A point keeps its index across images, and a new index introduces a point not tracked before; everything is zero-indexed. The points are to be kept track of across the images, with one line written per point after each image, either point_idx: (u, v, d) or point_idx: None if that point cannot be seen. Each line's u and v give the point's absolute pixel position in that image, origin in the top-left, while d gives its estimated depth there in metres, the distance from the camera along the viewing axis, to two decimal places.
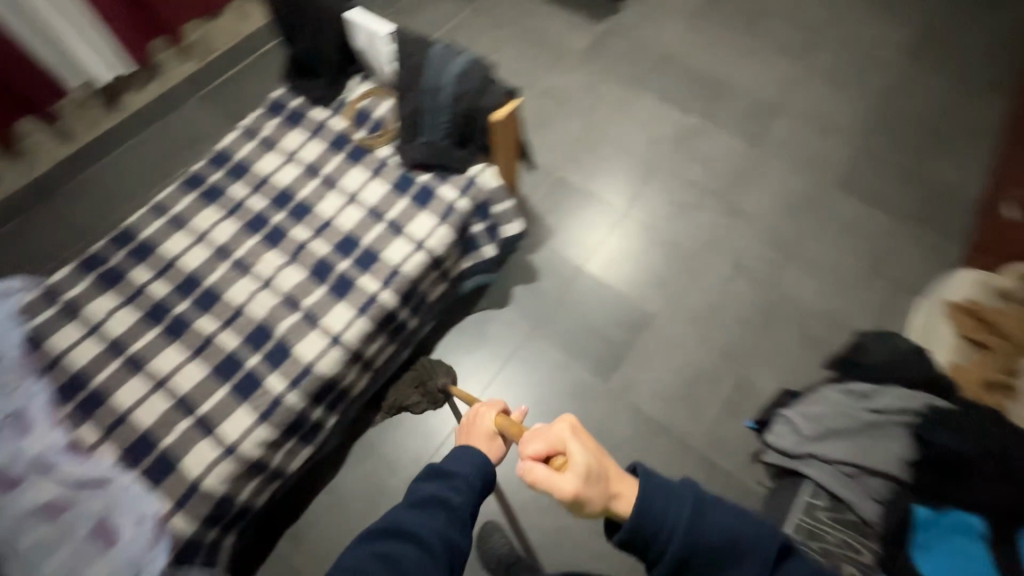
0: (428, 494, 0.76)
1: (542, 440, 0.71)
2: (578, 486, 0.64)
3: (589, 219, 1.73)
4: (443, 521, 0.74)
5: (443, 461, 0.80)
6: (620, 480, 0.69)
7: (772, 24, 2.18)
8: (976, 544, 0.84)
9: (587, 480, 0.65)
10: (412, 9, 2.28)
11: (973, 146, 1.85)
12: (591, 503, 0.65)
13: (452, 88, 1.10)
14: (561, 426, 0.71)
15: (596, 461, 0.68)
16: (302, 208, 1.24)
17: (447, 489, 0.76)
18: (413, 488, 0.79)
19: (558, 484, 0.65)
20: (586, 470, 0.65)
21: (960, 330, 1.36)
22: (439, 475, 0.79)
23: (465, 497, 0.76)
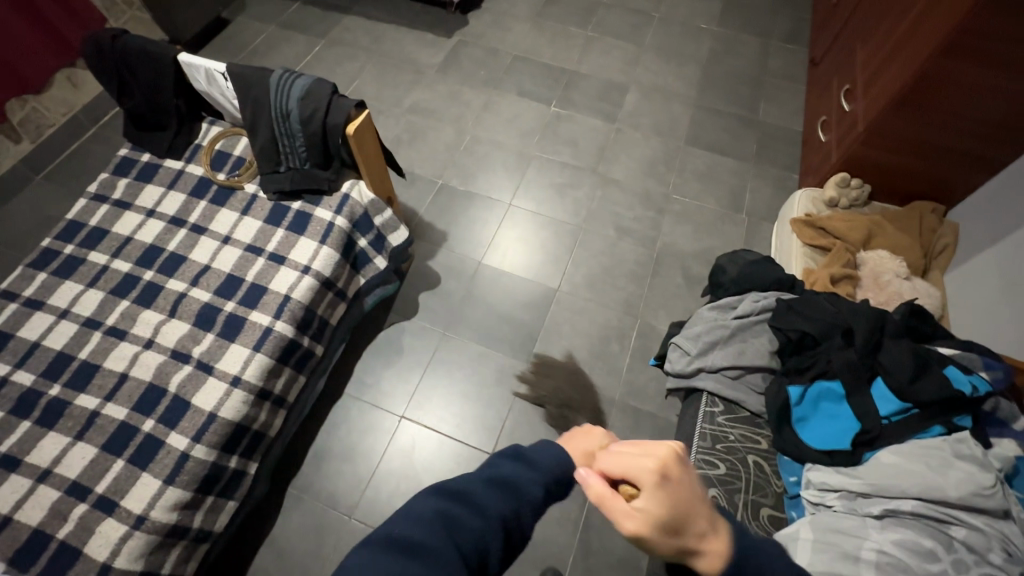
0: (506, 473, 0.59)
1: (620, 460, 0.55)
2: (639, 529, 0.50)
3: (479, 216, 1.80)
4: (513, 509, 0.57)
5: (533, 445, 0.63)
6: (711, 537, 0.53)
7: (603, 14, 2.41)
8: (842, 405, 0.98)
9: (655, 529, 0.51)
10: (261, 51, 2.26)
11: (786, 89, 2.15)
12: (655, 549, 0.51)
13: (299, 111, 1.11)
14: (649, 457, 0.53)
15: (680, 509, 0.52)
16: (174, 260, 1.19)
17: (526, 476, 0.60)
18: (492, 462, 0.62)
19: (619, 517, 0.51)
20: (659, 516, 0.51)
21: (806, 241, 1.58)
22: (520, 459, 0.62)
23: (541, 488, 0.59)
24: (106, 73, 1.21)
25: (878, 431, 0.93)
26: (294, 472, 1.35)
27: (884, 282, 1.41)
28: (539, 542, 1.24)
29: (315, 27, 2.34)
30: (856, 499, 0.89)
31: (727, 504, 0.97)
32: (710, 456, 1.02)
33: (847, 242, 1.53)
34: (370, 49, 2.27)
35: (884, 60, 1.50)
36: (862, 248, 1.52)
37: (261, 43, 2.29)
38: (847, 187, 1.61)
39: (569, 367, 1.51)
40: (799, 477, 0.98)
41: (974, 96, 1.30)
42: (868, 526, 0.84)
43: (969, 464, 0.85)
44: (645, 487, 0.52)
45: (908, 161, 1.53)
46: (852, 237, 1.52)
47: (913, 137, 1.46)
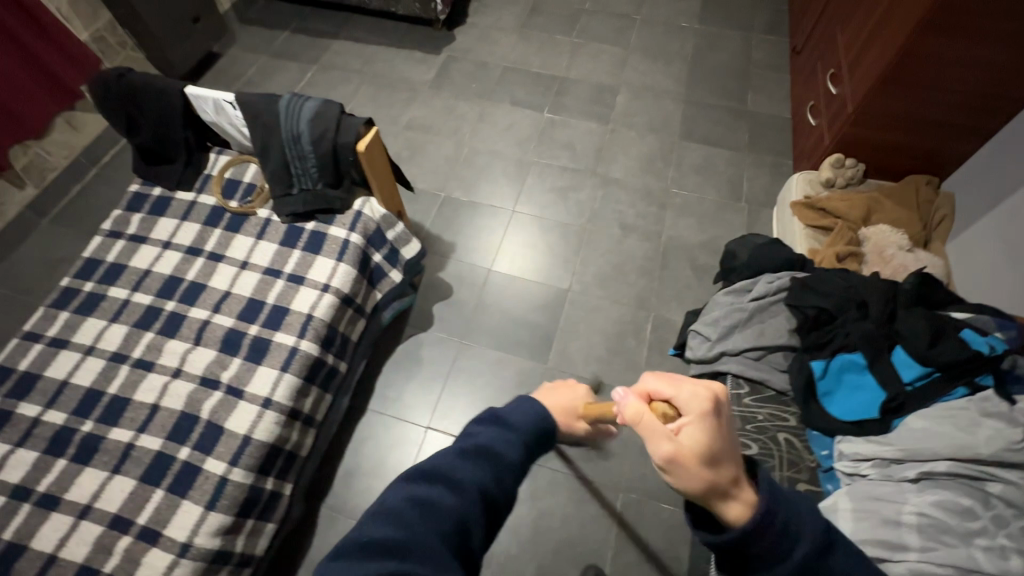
0: (480, 441, 0.63)
1: (668, 386, 0.58)
2: (675, 455, 0.53)
3: (484, 225, 1.83)
4: (492, 473, 0.60)
5: (506, 407, 0.67)
6: (737, 484, 0.55)
7: (587, 21, 2.46)
8: (865, 375, 1.00)
9: (690, 459, 0.53)
10: (255, 81, 2.30)
11: (771, 79, 2.21)
12: (684, 481, 0.53)
13: (310, 133, 1.13)
14: (699, 390, 0.56)
15: (717, 446, 0.54)
16: (194, 289, 1.21)
17: (502, 440, 0.64)
18: (468, 432, 0.66)
19: (655, 438, 0.54)
20: (697, 447, 0.53)
21: (807, 223, 1.62)
22: (495, 424, 0.66)
23: (517, 452, 0.63)
24: (115, 111, 1.22)
25: (903, 398, 0.95)
26: (326, 491, 1.35)
27: (888, 256, 1.44)
28: (577, 540, 1.25)
29: (307, 54, 2.38)
30: (890, 466, 0.91)
31: None
32: (742, 437, 1.03)
33: (848, 220, 1.56)
34: (362, 71, 2.31)
35: (866, 43, 1.55)
36: (864, 225, 1.55)
37: (254, 73, 2.32)
38: (842, 166, 1.64)
39: (588, 365, 1.53)
40: (831, 451, 0.99)
41: (956, 70, 1.36)
42: (906, 490, 0.87)
43: (997, 421, 0.87)
44: (690, 415, 0.55)
45: (900, 138, 1.57)
46: (852, 215, 1.56)
47: (901, 115, 1.51)
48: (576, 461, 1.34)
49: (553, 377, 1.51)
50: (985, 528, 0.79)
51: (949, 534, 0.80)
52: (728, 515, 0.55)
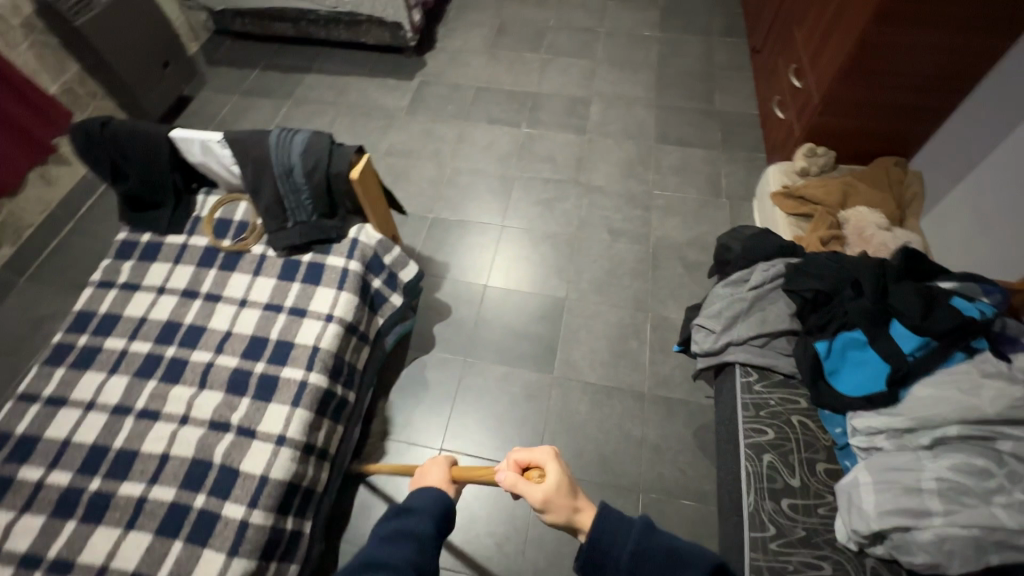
0: (393, 529, 0.74)
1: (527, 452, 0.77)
2: (543, 496, 0.71)
3: (475, 242, 1.84)
4: (414, 552, 0.71)
5: (407, 499, 0.79)
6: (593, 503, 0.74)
7: (553, 37, 2.54)
8: (866, 350, 1.03)
9: (555, 494, 0.71)
10: (229, 121, 2.29)
11: (735, 79, 2.30)
12: (557, 514, 0.71)
13: (303, 165, 1.13)
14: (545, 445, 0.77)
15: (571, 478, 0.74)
16: (194, 332, 1.19)
17: (412, 521, 0.75)
18: (378, 527, 0.75)
19: (529, 491, 0.72)
20: (557, 484, 0.72)
21: (787, 212, 1.68)
22: (403, 511, 0.77)
23: (428, 523, 0.76)
24: (98, 160, 1.21)
25: (906, 369, 0.98)
26: (344, 526, 1.32)
27: (868, 236, 1.51)
28: None
29: (280, 89, 2.39)
30: (903, 436, 0.94)
31: (783, 466, 1.01)
32: (756, 424, 1.06)
33: (826, 206, 1.63)
34: (337, 102, 2.33)
35: (823, 38, 1.64)
36: (842, 209, 1.62)
37: (228, 113, 2.32)
38: (814, 155, 1.71)
39: (593, 370, 1.54)
40: (844, 428, 1.02)
41: (911, 56, 1.44)
42: (922, 457, 0.89)
43: (998, 380, 0.91)
44: (547, 465, 0.74)
45: (865, 124, 1.65)
46: (829, 200, 1.62)
47: (864, 101, 1.59)
48: (592, 468, 1.38)
49: (560, 386, 1.52)
50: (1001, 486, 0.83)
51: (968, 495, 0.83)
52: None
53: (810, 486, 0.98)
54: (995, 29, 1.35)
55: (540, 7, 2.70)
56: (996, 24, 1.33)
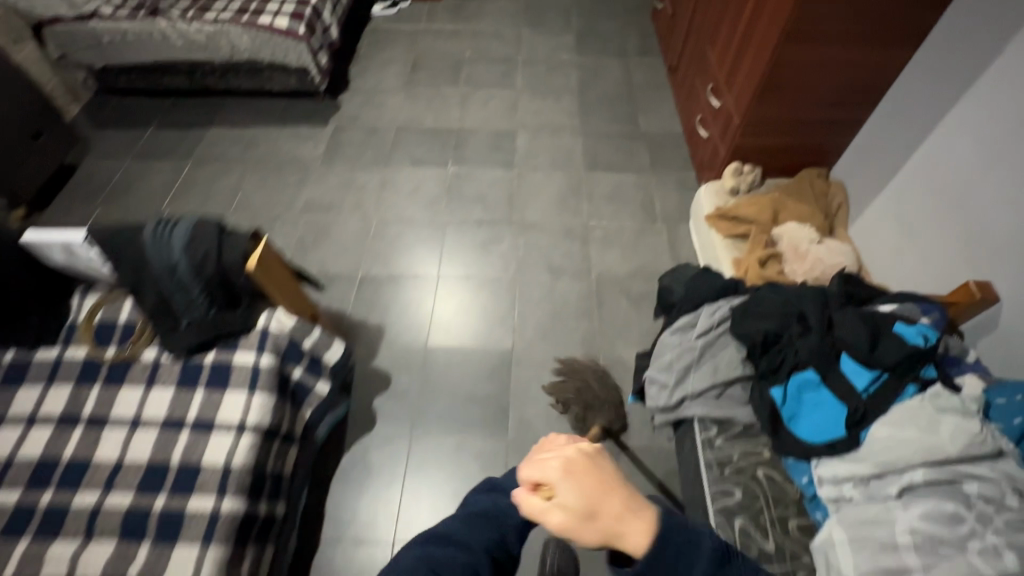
0: (485, 505, 0.86)
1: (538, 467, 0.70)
2: (561, 523, 0.64)
3: (411, 298, 1.72)
4: (496, 533, 0.82)
5: (501, 479, 0.92)
6: (629, 518, 0.65)
7: (471, 70, 2.50)
8: (822, 391, 0.99)
9: (573, 519, 0.64)
10: (123, 188, 2.07)
11: (655, 101, 2.33)
12: (584, 541, 0.64)
13: (187, 261, 0.97)
14: (552, 461, 0.68)
15: (590, 499, 0.65)
16: (76, 469, 1.00)
17: (501, 502, 0.87)
18: (472, 500, 0.89)
19: (545, 519, 0.66)
20: (572, 509, 0.64)
21: (723, 233, 1.66)
22: (493, 490, 0.91)
23: (514, 510, 0.86)
24: None
25: (863, 409, 0.95)
26: None
27: (803, 251, 1.53)
28: None
29: (178, 148, 2.18)
30: (871, 484, 0.89)
31: (756, 530, 0.94)
32: (722, 485, 0.99)
33: (759, 224, 1.63)
34: (245, 157, 2.15)
35: (736, 57, 1.64)
36: (774, 226, 1.63)
37: (121, 179, 2.10)
38: (741, 174, 1.71)
39: (550, 427, 1.45)
40: (810, 476, 0.96)
41: (821, 71, 1.46)
42: (892, 508, 0.85)
43: (953, 415, 0.88)
44: (558, 485, 0.66)
45: (784, 140, 1.67)
46: (762, 218, 1.63)
47: (783, 116, 1.59)
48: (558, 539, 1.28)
49: (518, 450, 1.42)
50: (973, 531, 0.79)
51: (943, 546, 0.79)
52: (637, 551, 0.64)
53: (785, 548, 0.93)
54: (894, 41, 1.39)
55: (453, 39, 2.65)
56: (895, 36, 1.37)
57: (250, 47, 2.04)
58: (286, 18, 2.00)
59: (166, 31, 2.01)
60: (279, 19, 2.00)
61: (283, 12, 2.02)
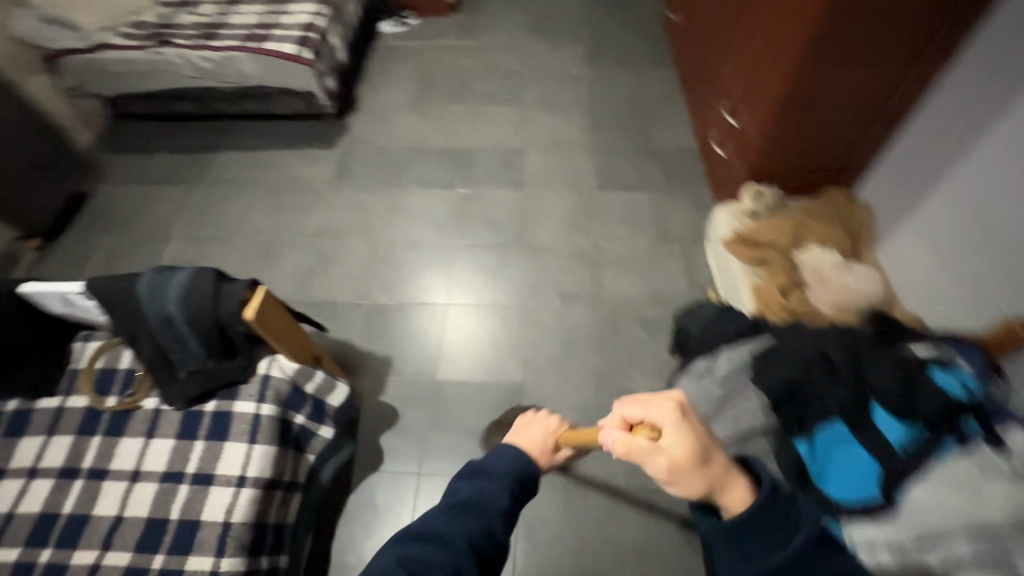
0: (468, 494, 0.74)
1: (641, 410, 0.69)
2: (670, 466, 0.64)
3: (418, 327, 1.69)
4: (482, 522, 0.71)
5: (485, 459, 0.79)
6: (733, 473, 0.66)
7: (480, 86, 2.46)
8: (853, 446, 0.93)
9: (685, 463, 0.63)
10: (133, 216, 2.07)
11: (669, 114, 2.26)
12: (686, 485, 0.64)
13: (184, 313, 0.95)
14: (665, 404, 0.67)
15: (700, 447, 0.64)
16: (75, 524, 0.98)
17: (484, 488, 0.75)
18: (453, 487, 0.77)
19: (650, 459, 0.64)
20: (684, 453, 0.64)
21: (742, 258, 1.59)
22: (476, 474, 0.78)
23: (500, 493, 0.74)
24: None
25: (901, 467, 0.87)
26: None
27: (827, 277, 1.45)
28: None
29: (188, 174, 2.18)
30: (908, 552, 0.83)
31: None
32: None
33: (780, 249, 1.55)
34: (254, 181, 2.14)
35: (753, 74, 1.57)
36: (796, 250, 1.55)
37: (132, 206, 2.10)
38: (761, 196, 1.63)
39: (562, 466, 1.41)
40: None
41: (844, 91, 1.39)
42: None
43: None
44: (668, 428, 0.65)
45: (806, 159, 1.59)
46: (782, 242, 1.55)
47: (803, 137, 1.52)
48: None
49: None
50: None
51: None
52: (733, 504, 0.65)
53: None
54: (923, 59, 1.30)
55: (462, 54, 2.61)
56: (924, 53, 1.29)
57: (257, 72, 2.03)
58: (292, 44, 2.00)
59: (173, 59, 2.01)
60: (285, 44, 1.99)
61: (289, 38, 2.02)
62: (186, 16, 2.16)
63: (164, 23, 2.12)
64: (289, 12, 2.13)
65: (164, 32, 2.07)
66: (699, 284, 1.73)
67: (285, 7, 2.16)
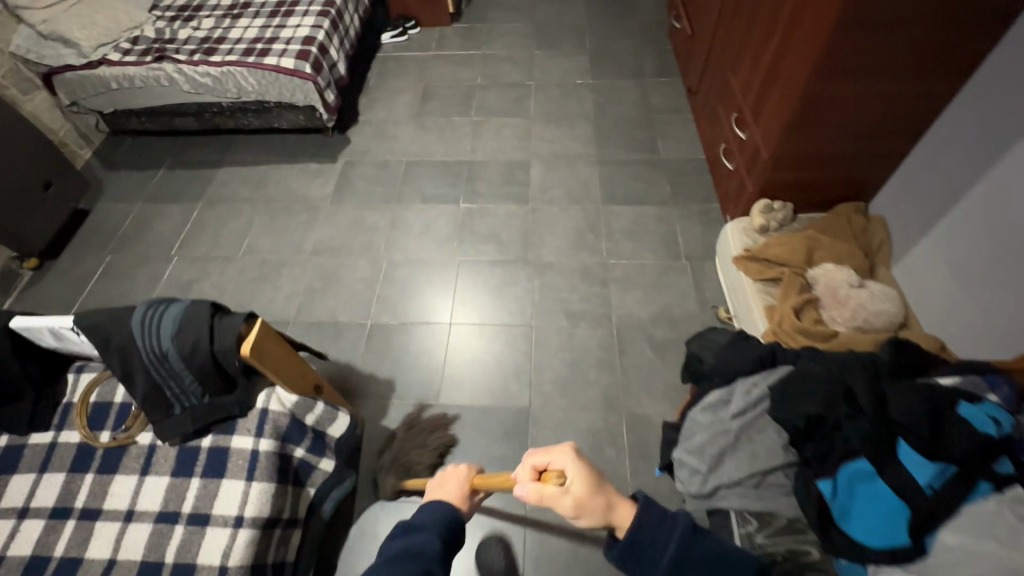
0: (402, 546, 0.73)
1: (545, 460, 0.82)
2: (573, 505, 0.76)
3: (421, 348, 1.65)
4: (420, 567, 0.71)
5: (411, 516, 0.79)
6: (618, 495, 0.79)
7: (482, 97, 2.43)
8: (879, 484, 0.89)
9: (584, 497, 0.76)
10: (132, 233, 2.04)
11: (675, 125, 2.22)
12: (587, 515, 0.76)
13: (178, 350, 0.91)
14: (562, 452, 0.81)
15: (593, 482, 0.78)
16: (67, 567, 0.95)
17: (415, 539, 0.75)
18: (385, 546, 0.75)
19: (560, 500, 0.76)
20: (583, 489, 0.77)
21: (753, 276, 1.54)
22: (407, 529, 0.77)
23: (431, 539, 0.75)
24: None
25: (930, 510, 0.83)
26: None
27: (843, 296, 1.41)
28: None
29: (188, 191, 2.15)
30: None
31: None
32: None
33: (792, 267, 1.51)
34: (254, 198, 2.11)
35: (762, 87, 1.53)
36: (808, 267, 1.52)
37: (130, 223, 2.08)
38: (772, 211, 1.60)
39: None
40: None
41: (858, 105, 1.34)
42: None
43: None
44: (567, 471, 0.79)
45: (817, 174, 1.55)
46: (795, 261, 1.51)
47: (815, 152, 1.48)
48: None
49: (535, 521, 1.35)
50: None
51: None
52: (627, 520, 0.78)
53: None
54: (939, 72, 1.26)
55: (464, 65, 2.59)
56: (941, 67, 1.25)
57: (256, 88, 2.00)
58: (292, 58, 1.97)
59: (172, 74, 1.99)
60: (284, 59, 1.97)
61: (289, 52, 1.99)
62: (185, 30, 2.13)
63: (163, 37, 2.10)
64: (289, 25, 2.10)
65: (163, 47, 2.05)
66: (709, 301, 1.69)
67: (285, 20, 2.13)
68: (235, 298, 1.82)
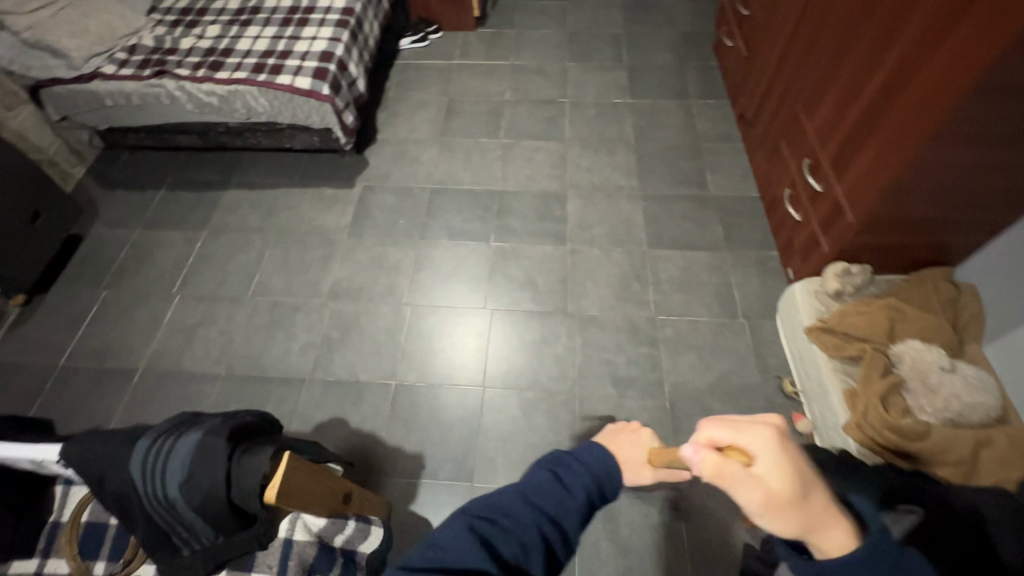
0: (547, 479, 0.68)
1: (729, 430, 0.59)
2: (764, 496, 0.55)
3: (451, 416, 1.49)
4: (554, 514, 0.65)
5: (575, 451, 0.72)
6: (832, 513, 0.58)
7: (511, 115, 2.22)
8: None
9: (783, 496, 0.55)
10: (129, 266, 1.86)
11: (725, 156, 2.03)
12: (780, 522, 0.56)
13: (187, 500, 0.75)
14: (759, 428, 0.58)
15: (798, 483, 0.56)
16: None
17: (564, 481, 0.68)
18: (535, 471, 0.70)
19: (745, 489, 0.56)
20: (783, 488, 0.55)
21: (829, 352, 1.38)
22: (557, 469, 0.70)
23: (577, 482, 0.68)
24: None
25: None
26: None
27: (933, 384, 1.23)
28: None
29: (192, 217, 1.96)
30: None
31: None
32: None
33: (875, 343, 1.34)
34: (264, 227, 1.92)
35: (848, 139, 1.35)
36: (891, 342, 1.33)
37: (127, 254, 1.88)
38: (848, 275, 1.42)
39: None
40: None
41: (973, 172, 1.17)
42: None
43: None
44: (762, 460, 0.56)
45: (905, 240, 1.37)
46: (877, 337, 1.33)
47: (908, 218, 1.30)
48: None
49: None
50: None
51: None
52: (836, 551, 0.58)
53: None
54: None
55: (491, 77, 2.37)
56: None
57: (266, 108, 1.81)
58: (308, 77, 1.76)
59: (173, 92, 1.79)
60: (300, 77, 1.76)
61: (304, 70, 1.78)
62: (188, 38, 1.93)
63: (163, 47, 1.90)
64: (304, 37, 1.90)
65: (163, 59, 1.85)
66: (771, 370, 1.54)
67: (300, 31, 1.92)
68: (245, 347, 1.65)
